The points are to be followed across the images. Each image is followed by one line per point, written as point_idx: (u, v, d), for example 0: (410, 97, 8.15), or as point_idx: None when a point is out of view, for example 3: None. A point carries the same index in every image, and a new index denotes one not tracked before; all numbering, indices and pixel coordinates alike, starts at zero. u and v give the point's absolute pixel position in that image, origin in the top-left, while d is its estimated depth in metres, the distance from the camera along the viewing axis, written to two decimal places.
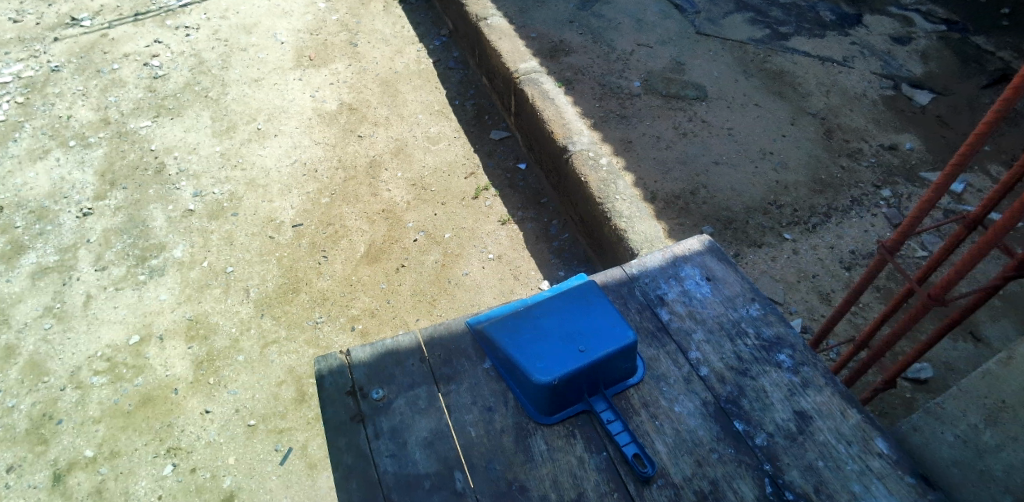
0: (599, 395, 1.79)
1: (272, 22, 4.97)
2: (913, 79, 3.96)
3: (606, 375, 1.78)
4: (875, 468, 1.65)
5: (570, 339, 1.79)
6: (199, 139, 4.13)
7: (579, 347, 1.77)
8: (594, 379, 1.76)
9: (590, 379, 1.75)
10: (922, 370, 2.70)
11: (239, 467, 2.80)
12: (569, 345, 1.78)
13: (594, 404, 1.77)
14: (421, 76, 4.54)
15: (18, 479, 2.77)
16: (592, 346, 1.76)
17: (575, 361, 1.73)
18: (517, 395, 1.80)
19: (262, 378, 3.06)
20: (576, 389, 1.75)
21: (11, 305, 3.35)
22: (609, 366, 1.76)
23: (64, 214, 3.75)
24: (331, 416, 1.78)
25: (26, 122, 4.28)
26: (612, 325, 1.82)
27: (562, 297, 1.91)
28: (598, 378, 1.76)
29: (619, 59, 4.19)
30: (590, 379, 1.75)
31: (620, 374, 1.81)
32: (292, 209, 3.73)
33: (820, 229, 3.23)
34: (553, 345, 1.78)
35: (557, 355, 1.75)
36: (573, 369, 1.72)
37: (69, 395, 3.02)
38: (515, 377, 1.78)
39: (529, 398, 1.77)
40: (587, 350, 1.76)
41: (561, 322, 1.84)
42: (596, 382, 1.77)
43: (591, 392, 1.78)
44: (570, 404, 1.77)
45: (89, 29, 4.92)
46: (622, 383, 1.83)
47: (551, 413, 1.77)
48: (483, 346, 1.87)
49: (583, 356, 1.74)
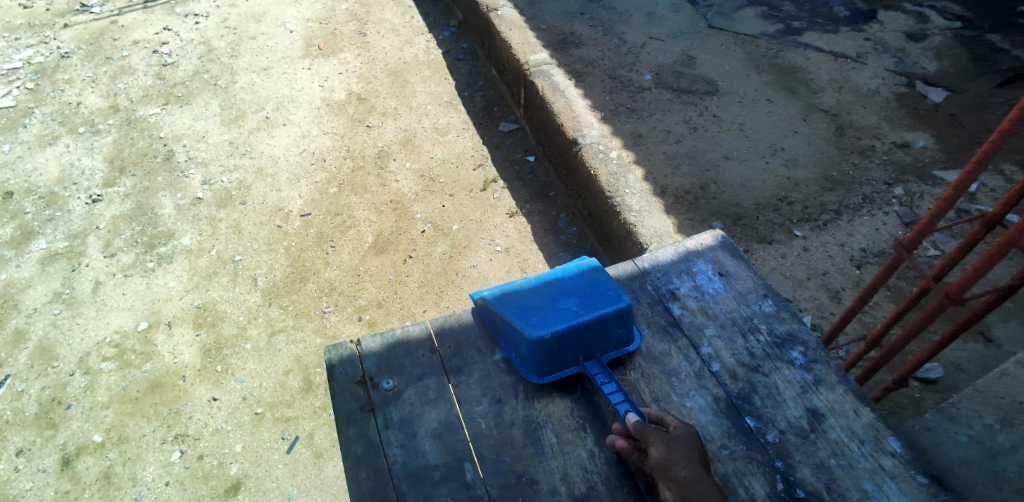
0: (594, 360, 1.81)
1: (281, 11, 4.96)
2: (926, 76, 3.93)
3: (601, 339, 1.80)
4: (887, 467, 1.65)
5: (564, 304, 1.83)
6: (208, 127, 4.13)
7: (572, 309, 1.81)
8: (588, 342, 1.78)
9: (583, 342, 1.78)
10: (932, 370, 2.70)
11: (245, 455, 2.81)
12: (562, 308, 1.82)
13: (589, 367, 1.79)
14: (429, 67, 4.52)
15: (28, 462, 2.79)
16: (585, 309, 1.80)
17: (567, 321, 1.77)
18: (513, 360, 1.83)
19: (270, 367, 3.06)
20: (568, 352, 1.78)
21: (21, 290, 3.37)
22: (604, 329, 1.79)
23: (73, 200, 3.76)
24: (341, 405, 1.78)
25: (36, 108, 4.28)
26: (609, 290, 1.85)
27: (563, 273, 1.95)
28: (591, 341, 1.79)
29: (629, 52, 4.17)
30: (584, 342, 1.78)
31: (617, 340, 1.83)
32: (300, 198, 3.73)
33: (830, 226, 3.22)
34: (548, 308, 1.82)
35: (551, 317, 1.79)
36: (564, 329, 1.75)
37: (78, 380, 3.03)
38: (511, 341, 1.82)
39: (524, 362, 1.80)
40: (581, 312, 1.79)
41: (559, 290, 1.88)
42: (590, 345, 1.79)
43: (585, 357, 1.81)
44: (562, 367, 1.80)
45: (99, 16, 4.92)
46: (619, 351, 1.85)
47: (544, 377, 1.80)
48: (483, 317, 1.93)
49: (576, 318, 1.77)
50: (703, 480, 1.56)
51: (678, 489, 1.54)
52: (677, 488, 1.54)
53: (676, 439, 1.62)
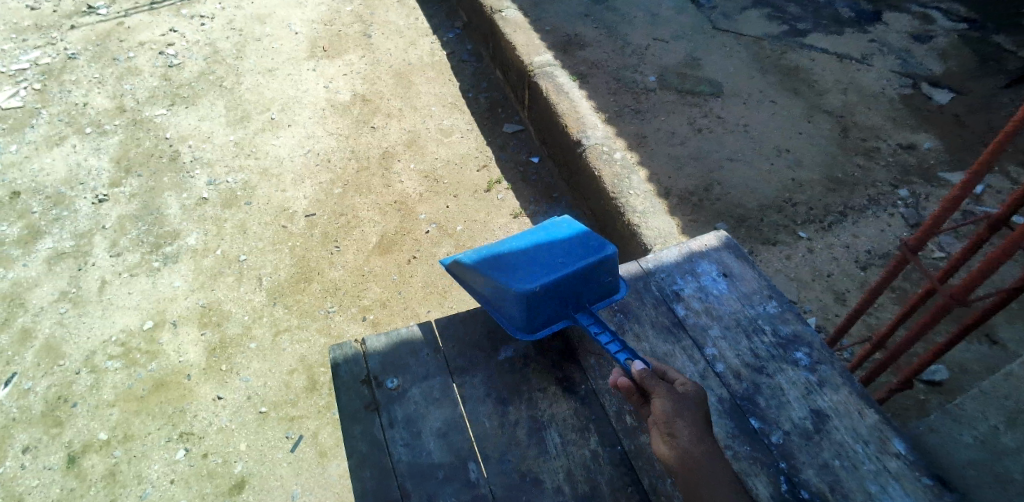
0: (583, 310, 1.81)
1: (287, 13, 4.99)
2: (932, 78, 3.93)
3: (588, 288, 1.80)
4: (892, 468, 1.65)
5: (548, 256, 1.82)
6: (214, 127, 4.15)
7: (558, 261, 1.80)
8: (577, 292, 1.79)
9: (572, 292, 1.78)
10: (937, 372, 2.70)
11: (250, 454, 2.82)
12: (547, 260, 1.81)
13: (579, 318, 1.79)
14: (434, 69, 4.54)
15: (34, 460, 2.81)
16: (571, 259, 1.80)
17: (554, 272, 1.76)
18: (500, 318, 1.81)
19: (274, 366, 3.08)
20: (559, 304, 1.78)
21: (28, 289, 3.39)
22: (591, 278, 1.80)
23: (79, 200, 3.78)
24: (346, 404, 1.79)
25: (43, 108, 4.31)
26: (590, 239, 1.85)
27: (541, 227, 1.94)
28: (579, 291, 1.79)
29: (634, 53, 4.18)
30: (572, 292, 1.78)
31: (604, 289, 1.84)
32: (305, 199, 3.75)
33: (835, 228, 3.22)
34: (533, 262, 1.81)
35: (537, 269, 1.78)
36: (552, 280, 1.75)
37: (84, 379, 3.05)
38: (496, 299, 1.80)
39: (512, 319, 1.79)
40: (567, 263, 1.79)
41: (540, 244, 1.86)
42: (578, 296, 1.80)
43: (574, 308, 1.80)
44: (553, 320, 1.80)
45: (106, 18, 4.95)
46: (606, 300, 1.86)
47: (534, 333, 1.79)
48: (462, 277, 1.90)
49: (563, 269, 1.77)
50: (706, 437, 1.52)
51: (677, 444, 1.50)
52: (677, 442, 1.51)
53: (683, 392, 1.58)
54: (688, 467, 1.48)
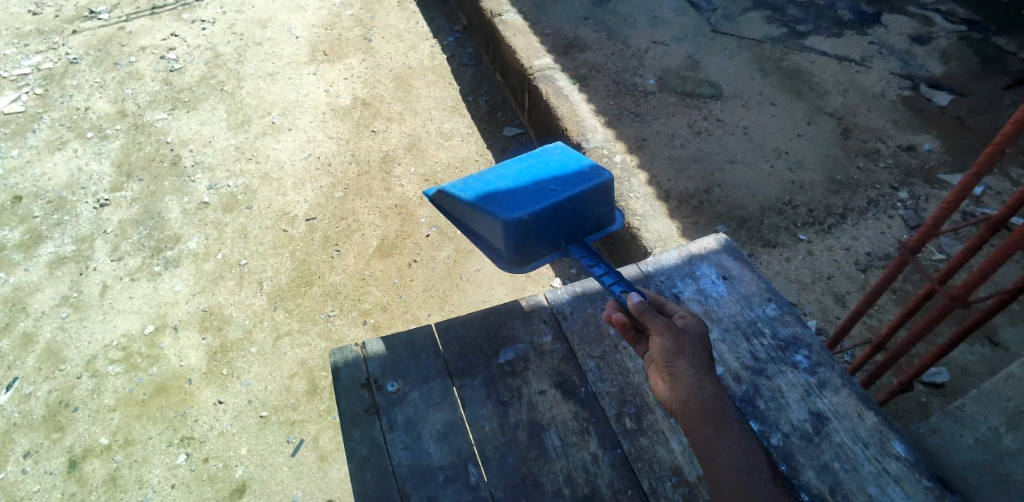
0: (576, 241, 1.83)
1: (288, 17, 5.00)
2: (932, 80, 3.92)
3: (580, 217, 1.82)
4: (892, 470, 1.64)
5: (540, 184, 1.82)
6: (215, 131, 4.16)
7: (550, 188, 1.80)
8: (569, 220, 1.80)
9: (562, 222, 1.79)
10: (939, 374, 2.69)
11: (250, 458, 2.82)
12: (537, 187, 1.81)
13: (571, 249, 1.81)
14: (434, 72, 4.55)
15: (35, 465, 2.81)
16: (562, 187, 1.80)
17: (545, 199, 1.77)
18: (492, 251, 1.84)
19: (275, 370, 3.08)
20: (549, 232, 1.80)
21: (29, 294, 3.40)
22: (583, 206, 1.81)
23: (81, 205, 3.79)
24: (346, 407, 1.79)
25: (45, 113, 4.32)
26: (582, 168, 1.85)
27: (533, 156, 1.94)
28: (571, 220, 1.80)
29: (634, 56, 4.18)
30: (564, 220, 1.79)
31: (595, 219, 1.85)
32: (306, 202, 3.75)
33: (836, 230, 3.22)
34: (524, 189, 1.81)
35: (528, 197, 1.79)
36: (543, 206, 1.75)
37: (85, 383, 3.05)
38: (488, 230, 1.81)
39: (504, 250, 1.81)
40: (559, 190, 1.79)
41: (532, 173, 1.87)
42: (570, 225, 1.81)
43: (567, 239, 1.83)
44: (543, 249, 1.82)
45: (107, 22, 4.96)
46: (599, 232, 1.87)
47: (526, 264, 1.82)
48: (453, 211, 1.92)
49: (554, 196, 1.78)
50: (708, 375, 1.50)
51: (679, 385, 1.49)
52: (678, 382, 1.49)
53: (683, 328, 1.55)
54: (690, 407, 1.47)
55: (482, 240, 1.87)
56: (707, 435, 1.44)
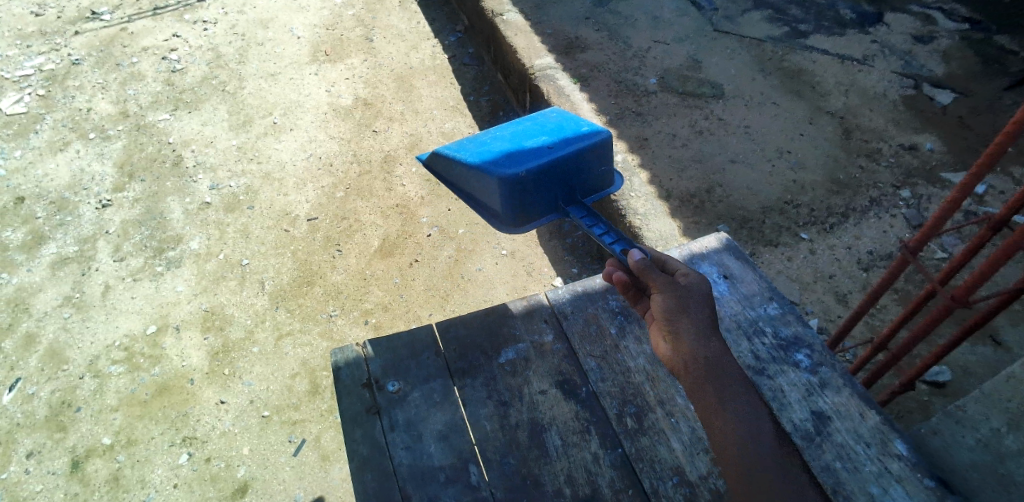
0: (575, 202, 1.82)
1: (289, 17, 5.01)
2: (934, 79, 3.91)
3: (578, 176, 1.80)
4: (894, 470, 1.64)
5: (537, 143, 1.81)
6: (216, 132, 4.17)
7: (546, 146, 1.79)
8: (566, 179, 1.78)
9: (559, 180, 1.78)
10: (941, 373, 2.69)
11: (253, 458, 2.82)
12: (534, 146, 1.80)
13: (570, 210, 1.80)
14: (435, 72, 4.55)
15: (38, 465, 2.82)
16: (559, 145, 1.79)
17: (542, 157, 1.75)
18: (490, 213, 1.82)
19: (277, 370, 3.08)
20: (546, 192, 1.78)
21: (32, 295, 3.41)
22: (580, 164, 1.79)
23: (83, 205, 3.80)
24: (347, 407, 1.79)
25: (48, 114, 4.33)
26: (580, 128, 1.84)
27: (530, 120, 1.94)
28: (569, 179, 1.79)
29: (635, 56, 4.18)
30: (561, 178, 1.77)
31: (594, 178, 1.83)
32: (307, 203, 3.76)
33: (837, 229, 3.21)
34: (520, 149, 1.80)
35: (524, 155, 1.77)
36: (539, 163, 1.74)
37: (87, 383, 3.06)
38: (484, 191, 1.80)
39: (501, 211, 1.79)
40: (555, 148, 1.78)
41: (529, 134, 1.86)
42: (568, 184, 1.80)
43: (565, 200, 1.82)
44: (540, 209, 1.80)
45: (110, 23, 4.97)
46: (598, 194, 1.86)
47: (524, 225, 1.80)
48: (450, 176, 1.91)
49: (550, 153, 1.76)
50: (710, 331, 1.49)
51: (682, 342, 1.49)
52: (681, 339, 1.49)
53: (685, 285, 1.54)
54: (693, 364, 1.47)
55: (479, 203, 1.86)
56: (709, 393, 1.44)
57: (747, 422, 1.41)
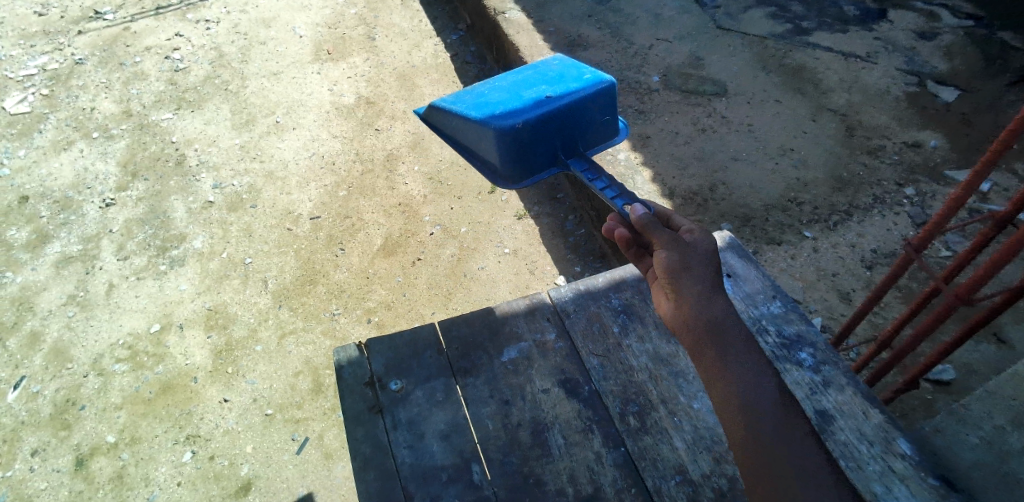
0: (576, 154, 1.82)
1: (291, 16, 5.01)
2: (938, 76, 3.90)
3: (577, 126, 1.80)
4: (898, 469, 1.63)
5: (535, 92, 1.80)
6: (219, 131, 4.17)
7: (545, 96, 1.78)
8: (565, 129, 1.79)
9: (559, 134, 1.78)
10: (945, 371, 2.68)
11: (256, 456, 2.83)
12: (533, 95, 1.80)
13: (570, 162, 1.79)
14: (438, 70, 4.55)
15: (43, 462, 2.84)
16: (558, 94, 1.78)
17: (539, 107, 1.75)
18: (491, 168, 1.84)
19: (280, 368, 3.09)
20: (546, 145, 1.79)
21: (36, 294, 3.42)
22: (579, 114, 1.79)
23: (87, 204, 3.82)
24: (350, 406, 1.80)
25: (51, 113, 4.35)
26: (579, 76, 1.84)
27: (531, 70, 1.94)
28: (568, 129, 1.79)
29: (637, 54, 4.17)
30: (560, 129, 1.78)
31: (595, 130, 1.84)
32: (310, 201, 3.76)
33: (840, 227, 3.21)
34: (519, 98, 1.80)
35: (522, 105, 1.77)
36: (536, 113, 1.74)
37: (92, 381, 3.08)
38: (484, 144, 1.81)
39: (501, 164, 1.80)
40: (554, 97, 1.77)
41: (528, 84, 1.86)
42: (567, 135, 1.80)
43: (565, 152, 1.82)
44: (540, 162, 1.81)
45: (113, 23, 4.99)
46: (598, 147, 1.87)
47: (524, 179, 1.81)
48: (451, 131, 1.92)
49: (548, 103, 1.75)
50: (713, 291, 1.43)
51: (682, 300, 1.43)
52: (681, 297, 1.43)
53: (688, 243, 1.48)
54: (693, 322, 1.41)
55: (479, 158, 1.87)
56: (710, 353, 1.39)
57: (748, 380, 1.37)
